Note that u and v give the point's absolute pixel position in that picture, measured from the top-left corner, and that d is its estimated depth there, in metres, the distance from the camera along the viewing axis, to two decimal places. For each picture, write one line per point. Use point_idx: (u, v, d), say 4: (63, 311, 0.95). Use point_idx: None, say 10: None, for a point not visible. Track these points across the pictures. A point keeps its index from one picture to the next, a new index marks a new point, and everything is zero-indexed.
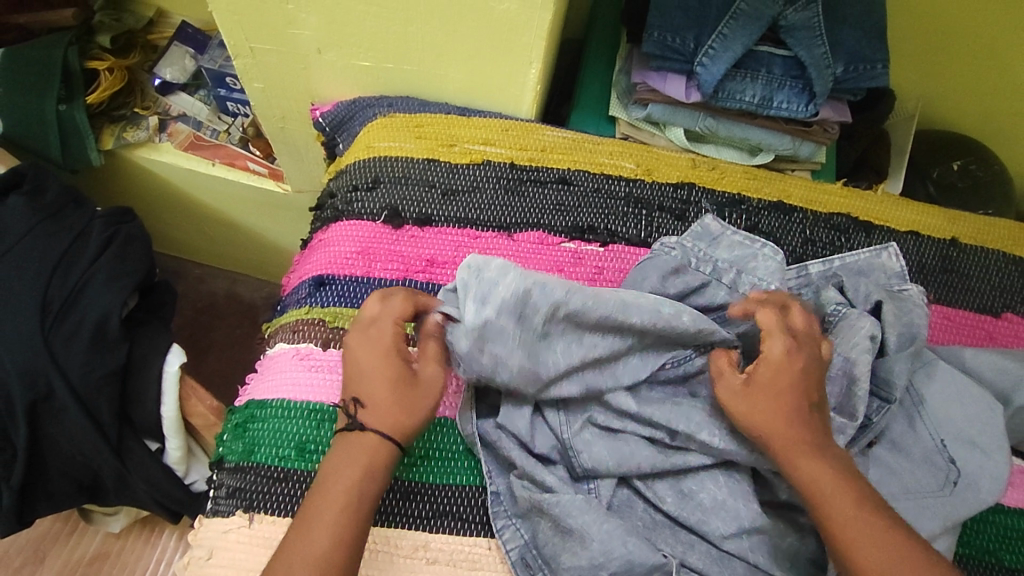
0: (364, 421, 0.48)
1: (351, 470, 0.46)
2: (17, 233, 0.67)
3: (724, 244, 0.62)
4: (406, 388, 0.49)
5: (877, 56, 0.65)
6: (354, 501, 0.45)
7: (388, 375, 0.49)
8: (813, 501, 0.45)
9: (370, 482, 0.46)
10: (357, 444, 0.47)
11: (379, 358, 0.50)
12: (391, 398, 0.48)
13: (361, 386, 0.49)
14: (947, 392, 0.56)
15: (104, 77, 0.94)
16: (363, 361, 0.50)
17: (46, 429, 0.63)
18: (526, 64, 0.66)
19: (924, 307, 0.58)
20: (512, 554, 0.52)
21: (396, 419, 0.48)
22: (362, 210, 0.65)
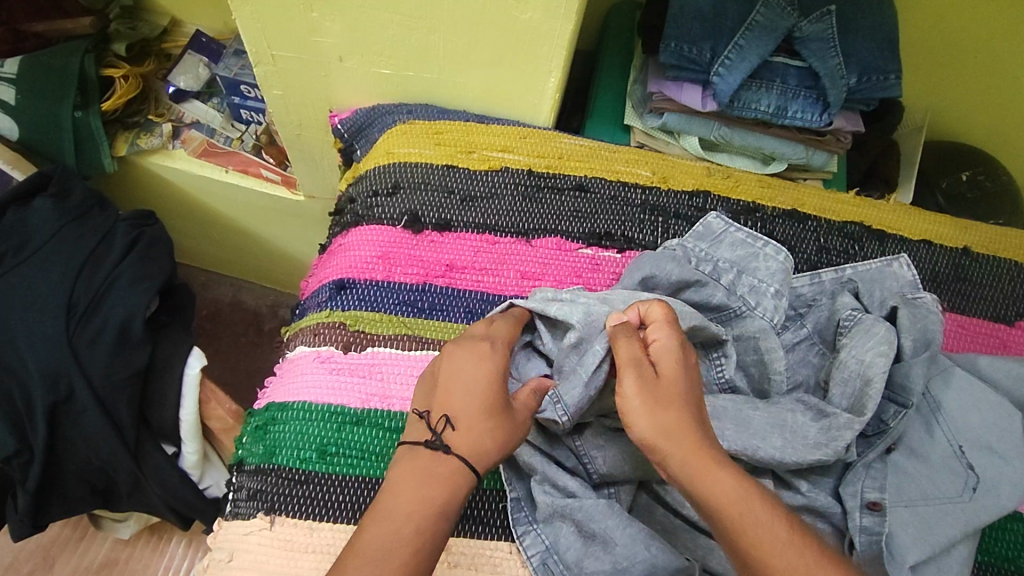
0: (450, 442, 0.45)
1: (420, 506, 0.42)
2: (42, 236, 0.68)
3: (726, 242, 0.63)
4: (501, 417, 0.47)
5: (890, 67, 0.66)
6: (424, 536, 0.41)
7: (485, 397, 0.47)
8: (735, 512, 0.40)
9: (439, 518, 0.42)
10: (437, 466, 0.44)
11: (484, 380, 0.47)
12: (484, 424, 0.46)
13: (458, 406, 0.46)
14: (965, 399, 0.56)
15: (119, 84, 0.95)
16: (472, 379, 0.47)
17: (65, 432, 0.63)
18: (545, 73, 0.67)
19: (939, 313, 0.58)
20: (533, 560, 0.51)
21: (483, 448, 0.45)
22: (382, 215, 0.66)
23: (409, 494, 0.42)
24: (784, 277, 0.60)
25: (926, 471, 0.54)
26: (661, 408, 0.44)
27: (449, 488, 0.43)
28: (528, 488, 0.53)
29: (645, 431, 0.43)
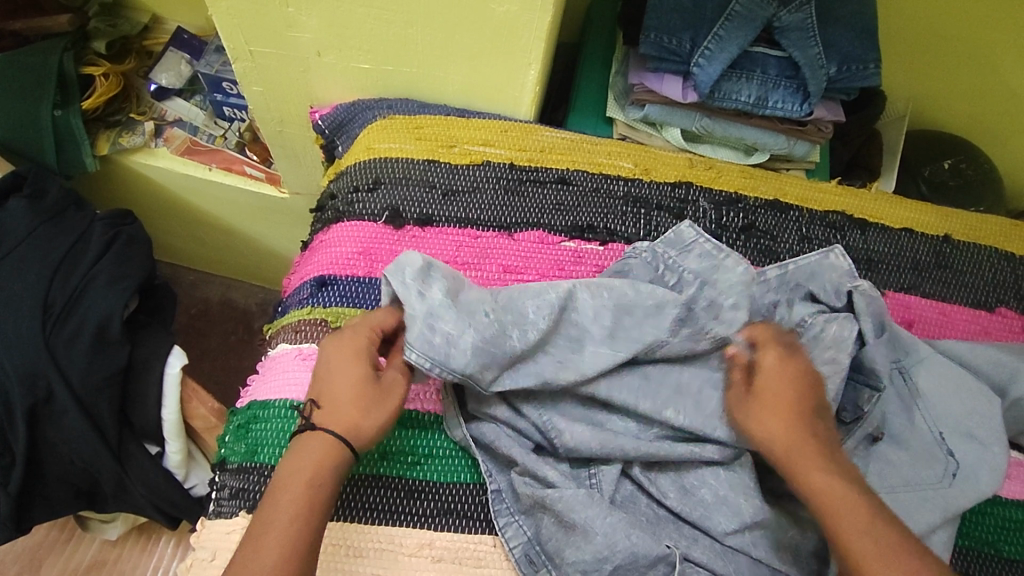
0: (317, 421, 0.48)
1: (300, 483, 0.45)
2: (17, 237, 0.68)
3: (694, 252, 0.60)
4: (369, 390, 0.49)
5: (870, 56, 0.66)
6: (312, 507, 0.44)
7: (352, 376, 0.49)
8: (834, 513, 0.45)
9: (322, 487, 0.45)
10: (309, 446, 0.47)
11: (348, 361, 0.50)
12: (349, 401, 0.48)
13: (324, 390, 0.49)
14: (943, 384, 0.57)
15: (99, 83, 0.94)
16: (333, 364, 0.50)
17: (46, 433, 0.63)
18: (525, 66, 0.67)
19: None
20: (515, 553, 0.52)
21: (352, 421, 0.48)
22: (363, 211, 0.65)
23: (289, 474, 0.45)
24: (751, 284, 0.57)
25: (907, 458, 0.55)
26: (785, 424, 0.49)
27: (324, 461, 0.46)
28: (510, 479, 0.53)
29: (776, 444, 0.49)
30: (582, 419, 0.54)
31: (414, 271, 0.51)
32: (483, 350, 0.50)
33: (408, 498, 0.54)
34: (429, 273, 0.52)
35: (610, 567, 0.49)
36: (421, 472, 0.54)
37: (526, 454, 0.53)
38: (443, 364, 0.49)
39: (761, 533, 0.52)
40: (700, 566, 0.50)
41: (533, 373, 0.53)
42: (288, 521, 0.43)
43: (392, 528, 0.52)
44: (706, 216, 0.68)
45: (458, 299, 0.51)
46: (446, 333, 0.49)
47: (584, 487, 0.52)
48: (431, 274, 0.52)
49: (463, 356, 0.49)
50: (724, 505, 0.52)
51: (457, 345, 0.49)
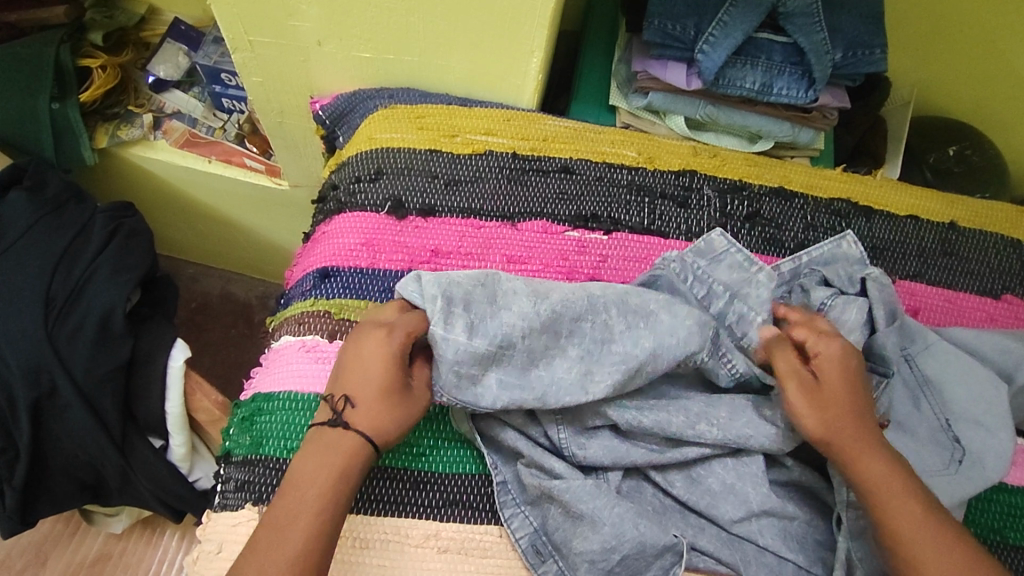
0: (350, 421, 0.48)
1: (317, 477, 0.46)
2: (18, 230, 0.67)
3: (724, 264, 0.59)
4: (400, 399, 0.49)
5: (875, 41, 0.66)
6: (329, 501, 0.45)
7: (381, 380, 0.48)
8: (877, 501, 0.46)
9: (341, 481, 0.46)
10: (345, 445, 0.47)
11: (381, 363, 0.49)
12: (383, 405, 0.48)
13: (355, 386, 0.49)
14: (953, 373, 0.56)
15: (96, 75, 0.93)
16: (364, 361, 0.49)
17: (51, 427, 0.63)
18: (528, 54, 0.66)
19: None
20: (522, 543, 0.52)
21: (382, 423, 0.48)
22: (365, 202, 0.65)
23: (308, 468, 0.46)
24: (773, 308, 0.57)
25: (913, 446, 0.55)
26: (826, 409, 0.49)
27: (346, 457, 0.47)
28: (516, 470, 0.53)
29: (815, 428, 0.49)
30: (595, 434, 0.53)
31: (429, 297, 0.50)
32: (508, 380, 0.50)
33: (414, 489, 0.53)
34: (458, 304, 0.50)
35: (617, 556, 0.49)
36: (427, 463, 0.54)
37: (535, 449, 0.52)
38: (475, 396, 0.50)
39: (768, 521, 0.52)
40: (706, 555, 0.51)
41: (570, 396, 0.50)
42: (306, 513, 0.44)
43: (397, 518, 0.52)
44: (710, 204, 0.67)
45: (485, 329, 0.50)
46: (472, 363, 0.50)
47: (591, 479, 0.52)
48: (453, 310, 0.50)
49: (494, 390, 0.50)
50: (730, 494, 0.52)
51: (485, 376, 0.50)
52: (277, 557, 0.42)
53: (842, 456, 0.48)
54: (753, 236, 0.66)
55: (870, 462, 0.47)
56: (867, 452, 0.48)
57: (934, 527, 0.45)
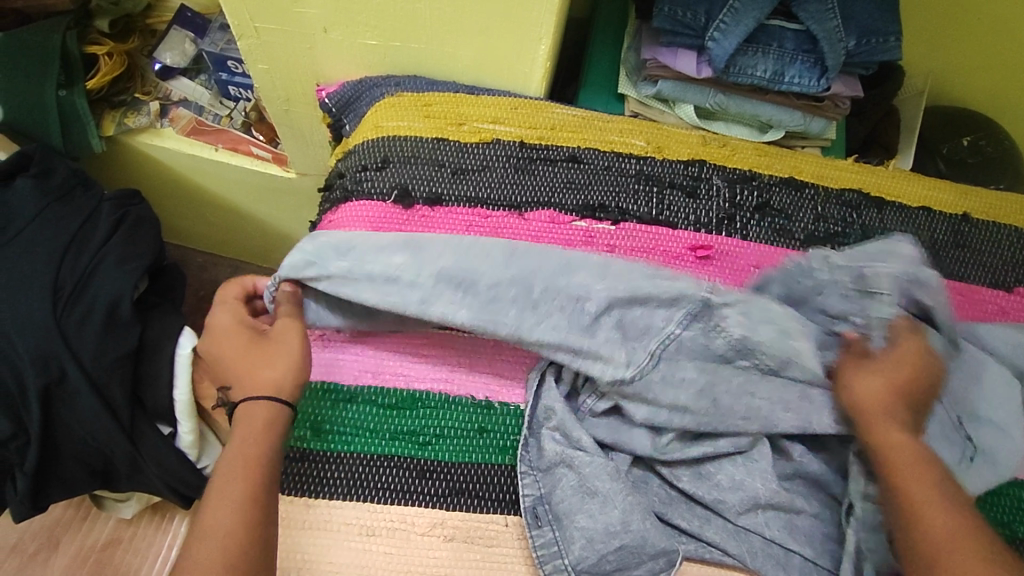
0: (237, 397, 0.52)
1: (246, 446, 0.49)
2: (26, 217, 0.67)
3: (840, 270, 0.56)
4: (257, 347, 0.54)
5: (890, 28, 0.65)
6: (256, 464, 0.48)
7: (240, 345, 0.54)
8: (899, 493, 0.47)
9: (264, 444, 0.49)
10: (241, 416, 0.51)
11: (236, 334, 0.55)
12: (250, 364, 0.53)
13: (237, 365, 0.54)
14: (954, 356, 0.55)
15: (104, 61, 0.93)
16: (223, 346, 0.55)
17: (60, 413, 0.63)
18: (536, 40, 0.65)
19: (921, 271, 0.55)
20: (525, 502, 0.52)
21: (269, 379, 0.51)
22: (372, 190, 0.64)
23: (232, 448, 0.49)
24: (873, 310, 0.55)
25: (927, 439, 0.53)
26: (875, 380, 0.51)
27: (266, 423, 0.50)
28: (541, 437, 0.54)
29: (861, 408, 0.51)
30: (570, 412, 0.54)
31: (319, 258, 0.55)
32: (433, 300, 0.54)
33: (419, 477, 0.53)
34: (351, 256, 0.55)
35: (618, 542, 0.49)
36: (433, 452, 0.54)
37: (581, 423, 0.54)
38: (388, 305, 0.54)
39: (774, 514, 0.52)
40: (712, 545, 0.51)
41: (504, 329, 0.53)
42: (236, 480, 0.47)
43: (403, 506, 0.53)
44: (719, 194, 0.66)
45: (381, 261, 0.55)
46: (380, 284, 0.54)
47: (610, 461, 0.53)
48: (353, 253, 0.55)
49: (408, 301, 0.54)
50: (739, 488, 0.52)
51: (401, 297, 0.54)
52: (220, 531, 0.45)
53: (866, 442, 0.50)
54: (762, 227, 0.65)
55: (897, 437, 0.49)
56: (889, 434, 0.49)
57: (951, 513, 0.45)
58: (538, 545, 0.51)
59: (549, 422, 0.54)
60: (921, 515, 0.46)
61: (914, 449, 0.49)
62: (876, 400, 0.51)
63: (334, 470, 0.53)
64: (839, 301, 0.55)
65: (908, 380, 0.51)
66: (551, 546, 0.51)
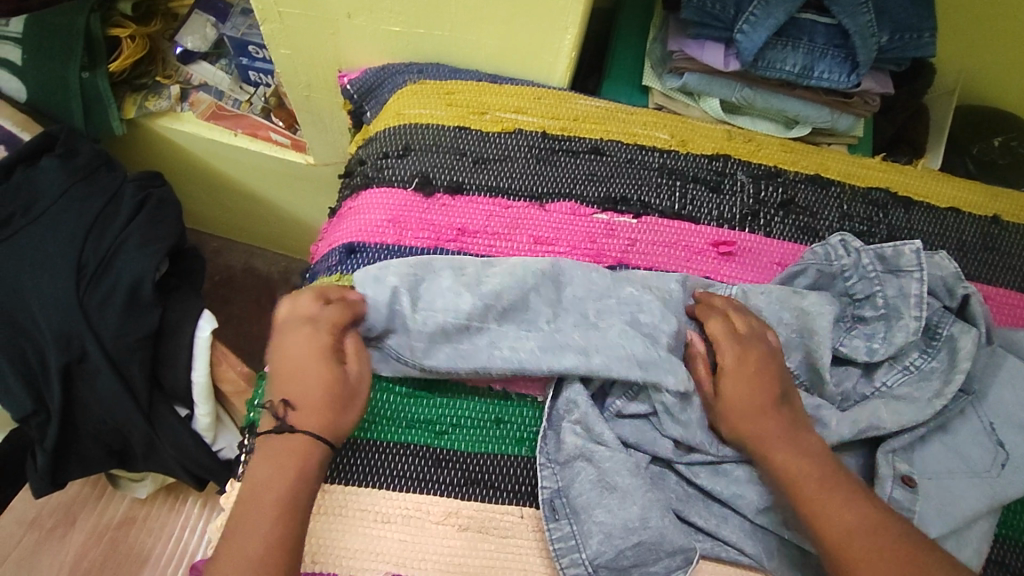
0: (291, 423, 0.49)
1: (281, 472, 0.47)
2: (51, 196, 0.68)
3: (892, 281, 0.57)
4: (337, 386, 0.50)
5: (924, 25, 0.63)
6: (293, 495, 0.47)
7: (317, 373, 0.50)
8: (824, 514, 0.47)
9: (305, 477, 0.48)
10: (293, 445, 0.48)
11: (314, 356, 0.51)
12: (314, 398, 0.49)
13: (294, 388, 0.50)
14: (958, 335, 0.55)
15: (126, 44, 0.93)
16: (298, 357, 0.51)
17: (80, 392, 0.64)
18: (562, 30, 0.64)
19: (921, 272, 0.55)
20: (543, 495, 0.52)
21: (322, 417, 0.49)
22: (393, 177, 0.64)
23: (270, 468, 0.48)
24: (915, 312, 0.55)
25: (952, 444, 0.54)
26: (739, 394, 0.52)
27: (304, 454, 0.48)
28: (560, 430, 0.54)
29: (728, 424, 0.52)
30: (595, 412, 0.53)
31: (389, 292, 0.55)
32: (498, 347, 0.54)
33: (435, 466, 0.54)
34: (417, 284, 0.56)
35: (636, 539, 0.49)
36: (449, 441, 0.54)
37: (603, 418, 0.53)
38: (463, 362, 0.54)
39: (791, 514, 0.52)
40: (728, 544, 0.51)
41: (571, 360, 0.53)
42: (272, 507, 0.46)
43: (420, 494, 0.53)
44: (743, 190, 0.66)
45: (442, 294, 0.55)
46: (444, 335, 0.54)
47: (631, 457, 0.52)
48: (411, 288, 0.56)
49: (477, 351, 0.54)
50: (760, 485, 0.52)
51: (463, 333, 0.54)
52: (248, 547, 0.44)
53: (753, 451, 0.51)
54: (786, 224, 0.65)
55: (779, 454, 0.50)
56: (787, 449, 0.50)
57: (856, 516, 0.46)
58: (555, 540, 0.50)
59: (570, 416, 0.54)
60: (817, 508, 0.47)
61: (801, 461, 0.49)
62: (742, 405, 0.52)
63: (351, 458, 0.53)
64: (864, 288, 0.57)
65: (765, 383, 0.52)
66: (568, 542, 0.50)
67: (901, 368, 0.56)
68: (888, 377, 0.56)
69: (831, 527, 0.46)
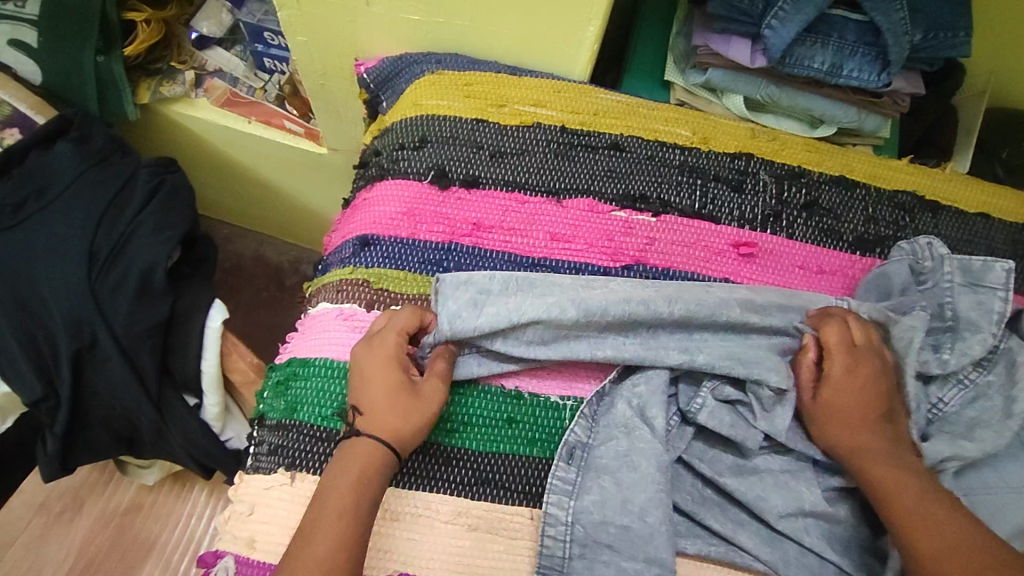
0: (360, 429, 0.50)
1: (342, 484, 0.47)
2: (63, 180, 0.67)
3: (968, 294, 0.56)
4: (405, 396, 0.50)
5: (961, 24, 0.61)
6: (357, 508, 0.46)
7: (384, 383, 0.50)
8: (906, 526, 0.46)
9: (365, 490, 0.47)
10: (352, 450, 0.49)
11: (382, 364, 0.51)
12: (382, 406, 0.50)
13: (364, 395, 0.51)
14: (1017, 348, 0.55)
15: (141, 29, 0.91)
16: (366, 365, 0.52)
17: (91, 378, 0.64)
18: (586, 22, 0.63)
19: (1006, 291, 0.55)
20: (550, 500, 0.50)
21: (389, 424, 0.49)
22: (409, 169, 0.63)
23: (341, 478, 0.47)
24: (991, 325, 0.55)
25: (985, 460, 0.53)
26: (847, 395, 0.52)
27: (372, 464, 0.48)
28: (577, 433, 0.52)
29: (828, 426, 0.51)
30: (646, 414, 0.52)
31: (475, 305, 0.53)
32: (602, 348, 0.53)
33: (445, 464, 0.53)
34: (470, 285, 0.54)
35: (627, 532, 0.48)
36: (460, 439, 0.53)
37: (666, 405, 0.52)
38: (561, 353, 0.53)
39: (814, 521, 0.51)
40: (744, 551, 0.50)
41: (677, 356, 0.53)
42: (334, 521, 0.45)
43: (430, 493, 0.52)
44: (766, 190, 0.64)
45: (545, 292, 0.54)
46: (539, 337, 0.53)
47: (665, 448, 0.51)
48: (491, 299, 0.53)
49: (575, 348, 0.53)
50: (782, 490, 0.52)
51: (558, 337, 0.53)
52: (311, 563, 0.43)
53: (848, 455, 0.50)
54: (809, 226, 0.63)
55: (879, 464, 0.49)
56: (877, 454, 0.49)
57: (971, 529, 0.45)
58: (548, 535, 0.50)
59: (634, 387, 0.53)
60: (920, 528, 0.45)
61: (899, 467, 0.48)
62: (855, 408, 0.51)
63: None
64: (963, 301, 0.56)
65: (870, 399, 0.51)
66: (560, 535, 0.50)
67: (957, 382, 0.55)
68: (945, 393, 0.55)
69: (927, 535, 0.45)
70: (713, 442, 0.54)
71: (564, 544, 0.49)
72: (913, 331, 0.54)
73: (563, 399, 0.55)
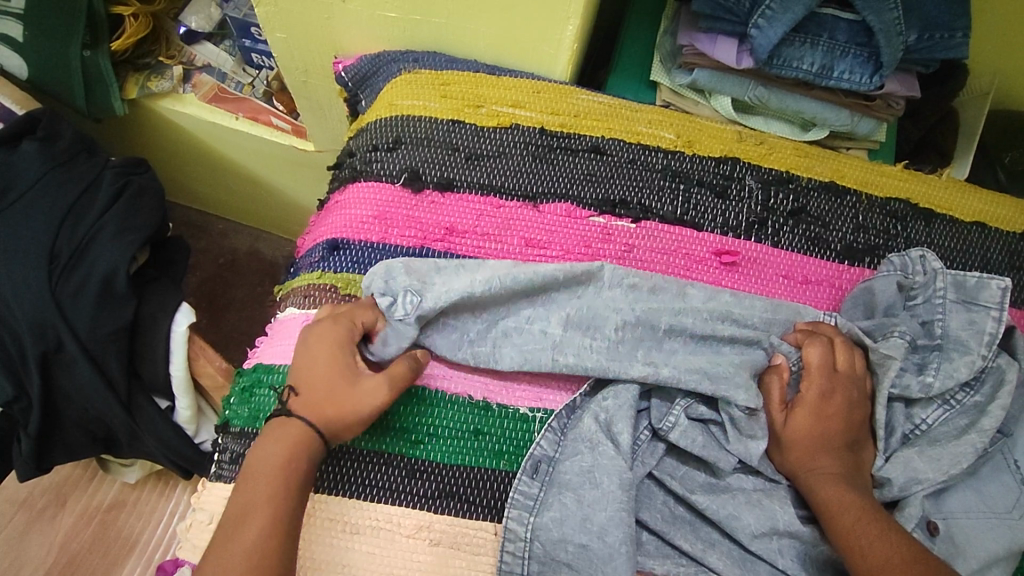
0: (291, 408, 0.48)
1: (269, 469, 0.45)
2: (28, 181, 0.67)
3: (958, 316, 0.54)
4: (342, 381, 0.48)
5: (957, 24, 0.59)
6: (283, 491, 0.44)
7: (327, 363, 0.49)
8: (852, 552, 0.45)
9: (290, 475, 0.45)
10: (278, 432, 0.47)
11: (327, 351, 0.49)
12: (321, 389, 0.48)
13: (302, 374, 0.49)
14: (1006, 366, 0.53)
15: (127, 23, 0.90)
16: (315, 347, 0.50)
17: (59, 381, 0.63)
18: (564, 20, 0.61)
19: (1000, 310, 0.53)
20: (511, 518, 0.49)
21: (320, 406, 0.48)
22: (382, 171, 0.61)
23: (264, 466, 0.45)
24: (982, 349, 0.52)
25: (972, 485, 0.52)
26: (818, 418, 0.51)
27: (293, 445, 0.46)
28: (542, 448, 0.51)
29: (793, 451, 0.51)
30: (606, 436, 0.50)
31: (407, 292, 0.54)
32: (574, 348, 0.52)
33: (408, 477, 0.51)
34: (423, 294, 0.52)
35: (589, 554, 0.47)
36: (425, 451, 0.52)
37: (633, 420, 0.51)
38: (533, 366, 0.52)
39: (789, 542, 0.50)
40: (715, 572, 0.49)
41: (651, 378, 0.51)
42: (261, 506, 0.44)
43: (391, 506, 0.50)
44: (751, 196, 0.62)
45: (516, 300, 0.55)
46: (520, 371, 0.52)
47: (632, 467, 0.50)
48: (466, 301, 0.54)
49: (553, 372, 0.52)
50: (756, 509, 0.50)
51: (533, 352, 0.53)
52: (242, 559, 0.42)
53: (809, 480, 0.50)
54: (795, 234, 0.61)
55: (831, 488, 0.48)
56: (832, 480, 0.49)
57: (906, 544, 0.45)
58: (506, 551, 0.48)
59: (602, 401, 0.52)
60: (856, 549, 0.45)
61: (856, 496, 0.48)
62: (809, 434, 0.50)
63: (333, 464, 0.51)
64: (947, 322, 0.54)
65: (840, 428, 0.51)
66: (518, 551, 0.48)
67: (942, 403, 0.53)
68: (928, 414, 0.53)
69: (878, 560, 0.44)
70: (686, 458, 0.53)
71: (523, 561, 0.48)
72: (890, 358, 0.52)
73: (532, 410, 0.53)
